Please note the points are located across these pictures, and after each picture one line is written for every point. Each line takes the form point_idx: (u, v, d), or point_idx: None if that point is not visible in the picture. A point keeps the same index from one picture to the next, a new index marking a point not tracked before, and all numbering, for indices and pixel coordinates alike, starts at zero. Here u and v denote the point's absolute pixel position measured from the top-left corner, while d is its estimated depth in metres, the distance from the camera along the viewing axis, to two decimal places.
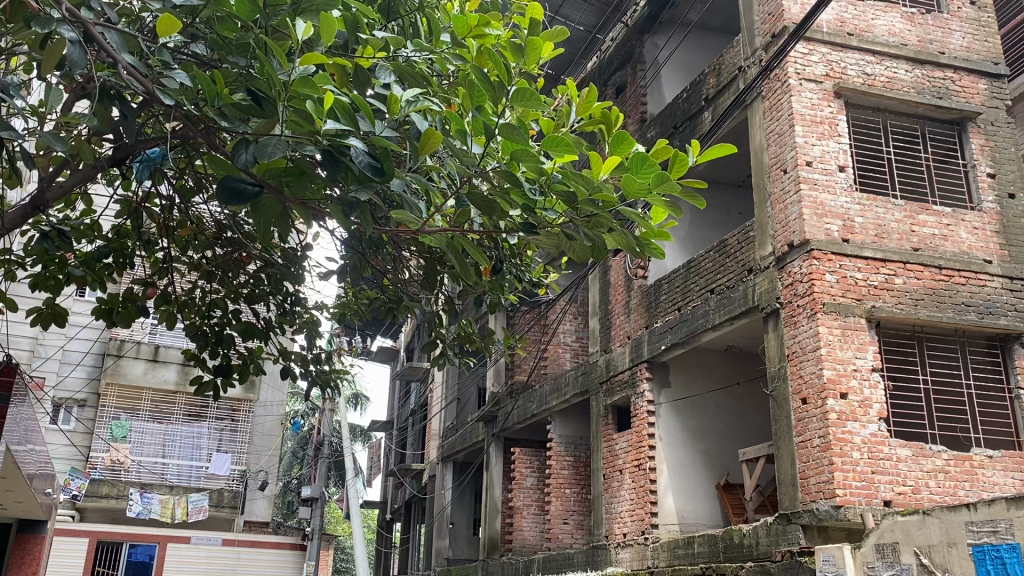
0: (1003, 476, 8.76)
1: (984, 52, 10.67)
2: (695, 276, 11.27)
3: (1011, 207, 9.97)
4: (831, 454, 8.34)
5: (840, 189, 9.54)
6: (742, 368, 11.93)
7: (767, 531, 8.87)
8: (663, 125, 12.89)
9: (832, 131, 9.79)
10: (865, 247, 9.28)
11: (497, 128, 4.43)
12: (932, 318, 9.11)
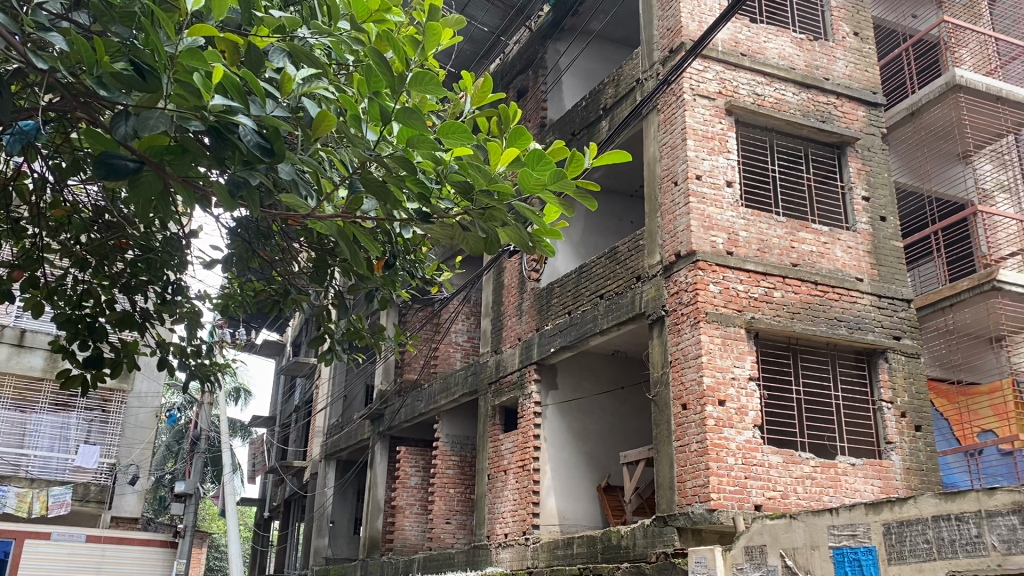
0: (864, 483, 9.26)
1: (864, 81, 11.26)
2: (586, 281, 11.46)
3: (882, 229, 10.56)
4: (707, 459, 8.62)
5: (727, 204, 9.87)
6: (626, 374, 12.25)
7: (643, 533, 9.11)
8: (562, 131, 13.05)
9: (722, 147, 10.13)
10: (747, 261, 9.64)
11: (394, 114, 4.39)
12: (807, 331, 9.54)
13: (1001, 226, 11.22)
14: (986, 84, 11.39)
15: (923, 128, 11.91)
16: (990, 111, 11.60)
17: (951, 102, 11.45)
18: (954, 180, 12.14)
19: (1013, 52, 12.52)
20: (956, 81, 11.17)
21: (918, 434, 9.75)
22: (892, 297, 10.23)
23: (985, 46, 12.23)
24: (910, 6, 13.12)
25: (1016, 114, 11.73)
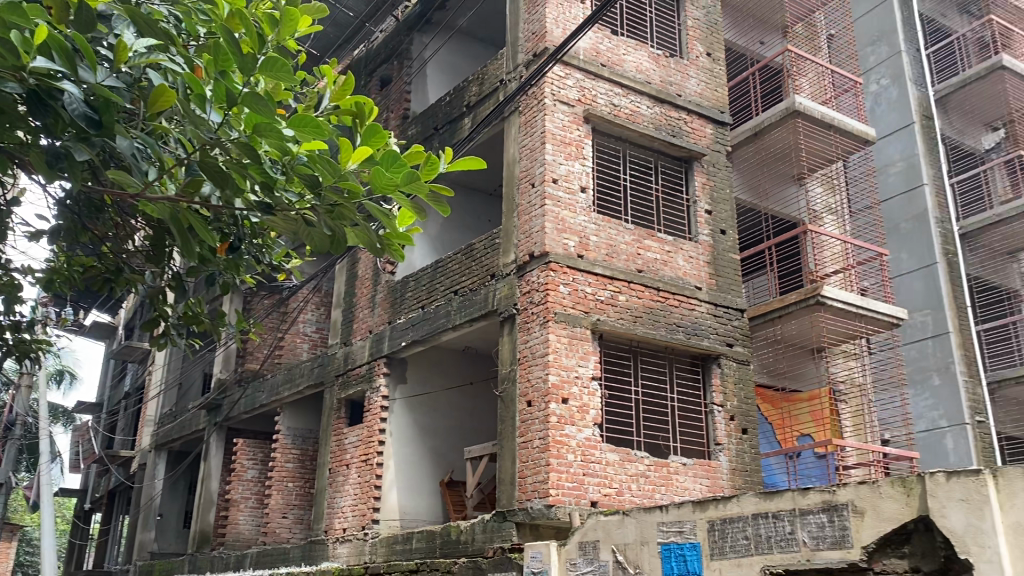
0: (692, 481, 9.72)
1: (713, 100, 11.82)
2: (441, 276, 11.43)
3: (721, 242, 11.12)
4: (548, 455, 8.81)
5: (580, 208, 10.11)
6: (475, 370, 12.33)
7: (482, 529, 9.20)
8: (423, 125, 12.98)
9: (578, 153, 10.38)
10: (596, 265, 9.91)
11: (242, 98, 4.23)
12: (648, 335, 9.91)
13: (827, 246, 12.30)
14: (821, 112, 11.99)
15: (764, 150, 12.46)
16: (823, 138, 12.27)
17: (789, 127, 12.00)
18: (788, 201, 13.00)
19: (845, 85, 13.50)
20: (794, 109, 11.70)
21: (744, 436, 10.32)
22: (727, 306, 10.80)
23: (821, 78, 13.13)
24: (758, 33, 13.90)
25: (847, 141, 12.45)
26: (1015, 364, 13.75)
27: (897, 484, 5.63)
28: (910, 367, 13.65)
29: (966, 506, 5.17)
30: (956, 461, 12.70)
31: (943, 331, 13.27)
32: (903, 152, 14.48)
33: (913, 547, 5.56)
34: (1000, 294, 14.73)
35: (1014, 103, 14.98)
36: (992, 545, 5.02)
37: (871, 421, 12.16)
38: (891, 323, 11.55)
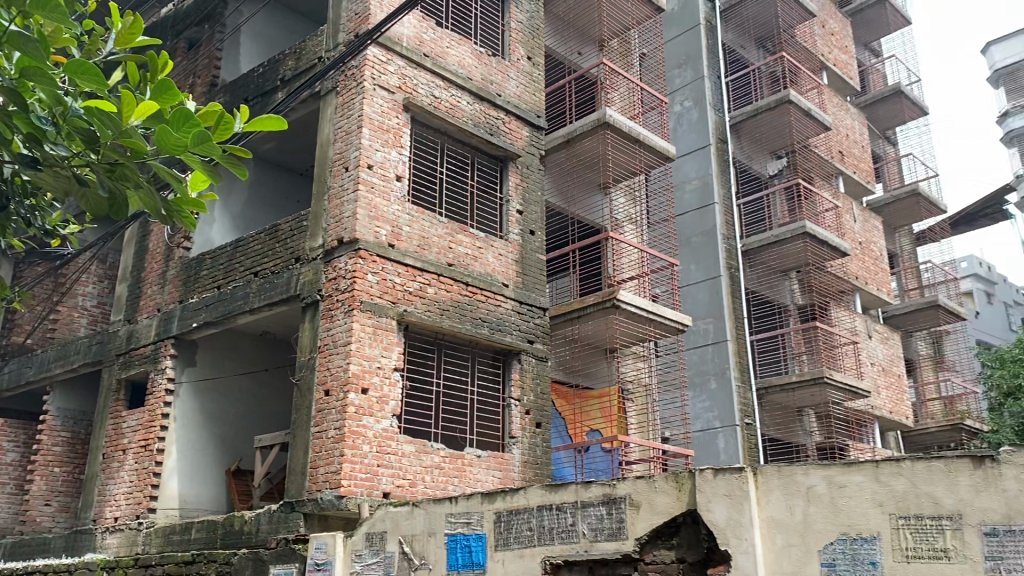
0: (485, 474, 9.89)
1: (532, 103, 12.07)
2: (241, 256, 10.93)
3: (530, 242, 11.37)
4: (343, 445, 8.65)
5: (394, 197, 10.01)
6: (273, 355, 11.92)
7: (269, 519, 9.00)
8: (233, 95, 12.36)
9: (395, 141, 10.27)
10: (406, 255, 9.83)
11: (7, 33, 4.38)
12: (453, 329, 9.96)
13: (625, 253, 12.96)
14: (629, 127, 12.49)
15: (574, 156, 12.85)
16: (629, 151, 12.80)
17: (599, 138, 12.42)
18: (594, 207, 13.51)
19: (652, 103, 14.27)
20: (605, 121, 12.11)
21: (538, 430, 10.62)
22: (531, 305, 11.07)
23: (631, 94, 13.74)
24: (577, 43, 14.28)
25: (651, 157, 13.06)
26: (780, 371, 15.16)
27: (671, 479, 6.33)
28: (691, 370, 14.71)
29: (729, 501, 5.98)
30: (725, 459, 13.83)
31: (722, 339, 14.40)
32: (698, 171, 15.48)
33: (680, 538, 6.25)
34: (772, 309, 16.03)
35: (795, 136, 16.44)
36: (748, 538, 5.85)
37: (654, 418, 12.84)
38: (678, 328, 12.24)
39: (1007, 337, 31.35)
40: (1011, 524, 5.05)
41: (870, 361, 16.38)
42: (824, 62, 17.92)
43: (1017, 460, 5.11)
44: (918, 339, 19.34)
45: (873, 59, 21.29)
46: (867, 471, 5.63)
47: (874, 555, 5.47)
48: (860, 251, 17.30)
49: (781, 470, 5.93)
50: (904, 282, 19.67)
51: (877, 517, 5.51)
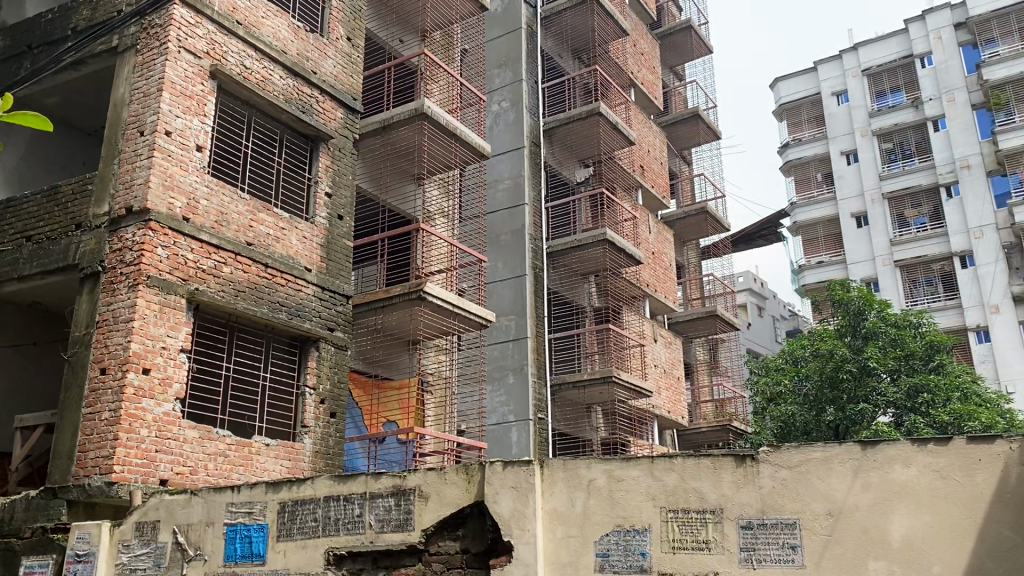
0: (274, 463, 9.55)
1: (348, 85, 11.78)
2: (11, 218, 9.95)
3: (337, 226, 11.10)
4: (117, 429, 8.06)
5: (192, 167, 9.44)
6: (41, 330, 10.97)
7: (24, 506, 8.33)
8: (14, 40, 11.18)
9: (198, 109, 9.68)
10: (202, 230, 9.29)
11: None
12: (248, 311, 9.53)
13: (435, 246, 12.86)
14: (445, 120, 12.39)
15: (389, 145, 12.59)
16: (445, 144, 12.71)
17: (416, 127, 12.23)
18: (406, 198, 13.31)
19: (470, 100, 14.38)
20: (422, 111, 11.95)
21: (331, 420, 10.42)
22: (333, 291, 10.81)
23: (451, 88, 13.70)
24: (398, 31, 14.11)
25: (466, 152, 13.05)
26: (573, 369, 15.81)
27: (461, 471, 6.75)
28: (490, 365, 15.02)
29: (515, 493, 6.49)
30: (516, 453, 14.26)
31: (523, 336, 14.81)
32: (511, 171, 15.80)
33: (466, 530, 6.67)
34: (570, 309, 16.56)
35: (603, 147, 17.15)
36: (530, 529, 6.37)
37: (452, 411, 12.83)
38: (481, 323, 12.42)
39: (773, 348, 34.37)
40: (762, 517, 5.86)
41: (654, 363, 17.32)
42: (633, 79, 18.83)
43: (772, 460, 5.93)
44: (698, 345, 20.79)
45: (677, 81, 22.65)
46: (643, 466, 6.31)
47: (644, 546, 6.13)
48: (652, 260, 18.30)
49: (566, 464, 6.53)
50: (689, 292, 21.10)
51: (649, 511, 6.18)
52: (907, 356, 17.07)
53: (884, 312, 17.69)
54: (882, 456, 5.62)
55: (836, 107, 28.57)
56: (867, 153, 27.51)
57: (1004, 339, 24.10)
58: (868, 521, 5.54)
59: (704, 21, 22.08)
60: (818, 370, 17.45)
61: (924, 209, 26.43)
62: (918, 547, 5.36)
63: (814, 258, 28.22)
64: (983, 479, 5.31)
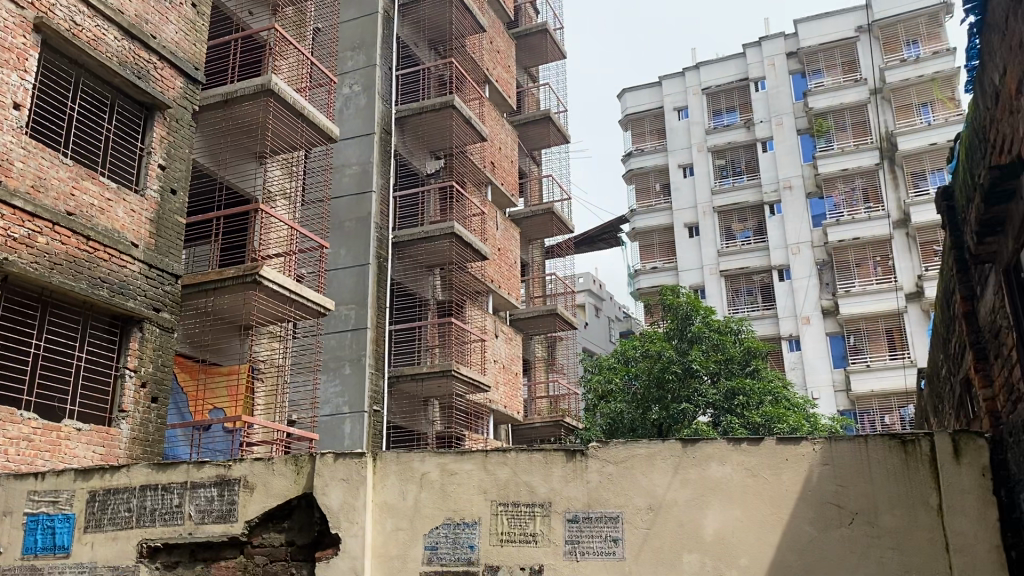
0: (84, 449, 8.92)
1: (190, 54, 11.16)
2: None
3: (169, 201, 10.50)
4: None
5: (8, 126, 8.63)
6: None
7: None
8: None
9: (19, 64, 8.86)
10: (15, 196, 8.53)
11: None
12: (64, 286, 8.82)
13: (275, 229, 12.36)
14: (294, 99, 12.03)
15: (231, 120, 12.01)
16: (291, 124, 12.30)
17: (261, 104, 11.76)
18: (245, 175, 12.71)
19: (321, 81, 13.97)
20: (269, 88, 11.50)
21: (152, 405, 9.85)
22: (161, 270, 10.20)
23: (300, 66, 13.22)
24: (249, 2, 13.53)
25: (313, 134, 12.69)
26: (412, 361, 15.73)
27: (290, 463, 6.83)
28: (326, 354, 14.76)
29: (345, 486, 6.64)
30: (349, 444, 14.09)
31: (362, 326, 14.63)
32: (359, 157, 15.53)
33: (292, 522, 6.77)
34: (413, 301, 16.56)
35: (455, 141, 17.15)
36: (358, 522, 6.54)
37: (284, 401, 12.34)
38: (319, 311, 12.10)
39: (606, 348, 35.64)
40: (588, 511, 6.30)
41: (493, 358, 17.48)
42: (488, 76, 18.94)
43: (601, 455, 6.39)
44: (537, 342, 21.26)
45: (530, 82, 22.99)
46: (477, 460, 6.60)
47: (472, 539, 6.45)
48: (497, 256, 18.46)
49: (399, 457, 6.73)
50: (531, 290, 21.53)
51: (480, 504, 6.50)
52: (726, 360, 18.15)
53: (709, 317, 18.67)
54: (701, 454, 6.23)
55: (677, 122, 29.84)
56: (702, 167, 28.96)
57: (812, 348, 26.14)
58: (685, 515, 6.15)
59: (559, 25, 22.51)
60: (646, 369, 18.28)
61: (749, 223, 28.19)
62: (727, 540, 6.03)
63: (649, 264, 29.32)
64: (787, 479, 6.05)
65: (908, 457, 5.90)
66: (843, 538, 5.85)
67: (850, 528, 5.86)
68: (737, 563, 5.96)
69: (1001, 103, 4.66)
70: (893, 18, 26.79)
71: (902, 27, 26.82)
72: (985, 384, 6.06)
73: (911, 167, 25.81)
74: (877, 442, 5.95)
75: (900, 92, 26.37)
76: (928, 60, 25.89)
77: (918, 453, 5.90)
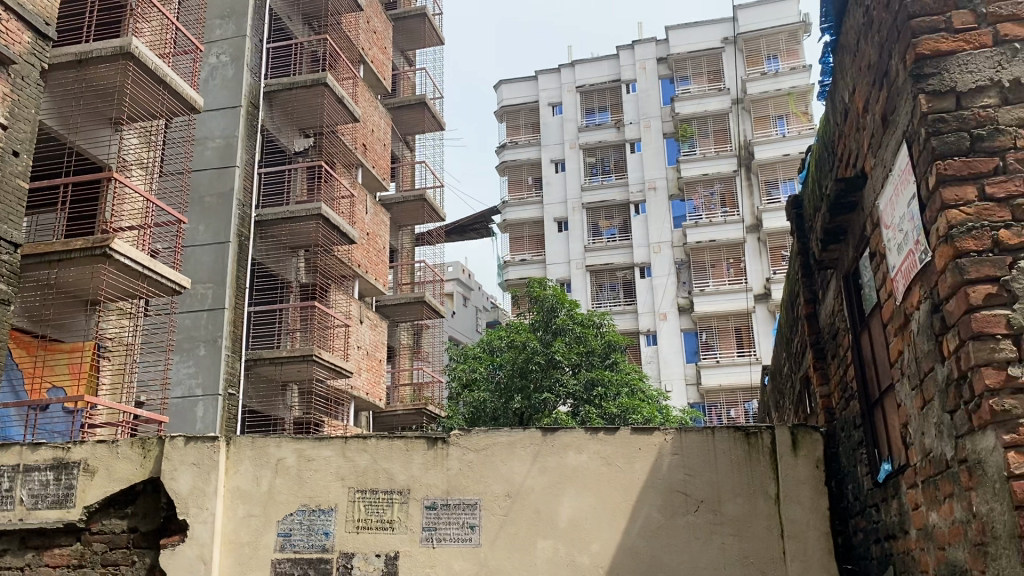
0: None
1: (40, 7, 10.38)
2: None
3: (10, 163, 9.72)
4: None
5: None
6: None
7: None
8: None
9: None
10: None
11: None
12: None
13: (128, 200, 11.61)
14: (156, 64, 11.43)
15: (85, 81, 11.24)
16: (151, 91, 11.68)
17: (119, 68, 11.11)
18: (98, 142, 11.76)
19: (186, 48, 13.30)
20: (130, 51, 10.89)
21: None
22: None
23: (165, 30, 12.48)
24: None
25: (174, 103, 12.11)
26: (272, 345, 15.26)
27: (137, 446, 6.58)
28: (180, 334, 14.18)
29: (196, 471, 6.42)
30: (201, 428, 13.65)
31: (219, 306, 14.12)
32: (223, 130, 14.93)
33: (136, 508, 6.51)
34: (276, 283, 15.99)
35: (326, 120, 16.74)
36: (208, 508, 6.35)
37: (131, 381, 11.58)
38: (174, 288, 11.60)
39: (473, 337, 35.78)
40: (447, 498, 6.32)
41: (356, 345, 17.20)
42: (363, 57, 18.58)
43: (462, 443, 6.43)
44: (403, 329, 21.11)
45: (407, 67, 22.74)
46: (336, 446, 6.50)
47: (328, 526, 6.35)
48: (366, 241, 18.19)
49: (254, 442, 6.56)
50: (400, 276, 21.34)
51: (337, 491, 6.41)
52: (587, 352, 18.57)
53: (573, 310, 19.05)
54: (559, 442, 6.37)
55: (551, 117, 30.23)
56: (573, 164, 29.48)
57: (667, 343, 27.18)
58: (542, 502, 6.27)
59: (438, 12, 22.36)
60: (510, 360, 18.50)
61: (615, 221, 28.96)
62: (580, 526, 6.20)
63: (517, 256, 29.51)
64: (639, 468, 6.26)
65: (751, 449, 6.25)
66: (689, 524, 6.13)
67: (696, 515, 6.14)
68: (588, 549, 6.15)
69: (849, 119, 4.99)
70: (757, 32, 28.14)
71: (764, 42, 28.20)
72: (823, 382, 6.49)
73: (766, 175, 27.23)
74: (723, 434, 6.25)
75: (760, 104, 27.72)
76: (786, 75, 27.35)
77: (760, 445, 6.25)
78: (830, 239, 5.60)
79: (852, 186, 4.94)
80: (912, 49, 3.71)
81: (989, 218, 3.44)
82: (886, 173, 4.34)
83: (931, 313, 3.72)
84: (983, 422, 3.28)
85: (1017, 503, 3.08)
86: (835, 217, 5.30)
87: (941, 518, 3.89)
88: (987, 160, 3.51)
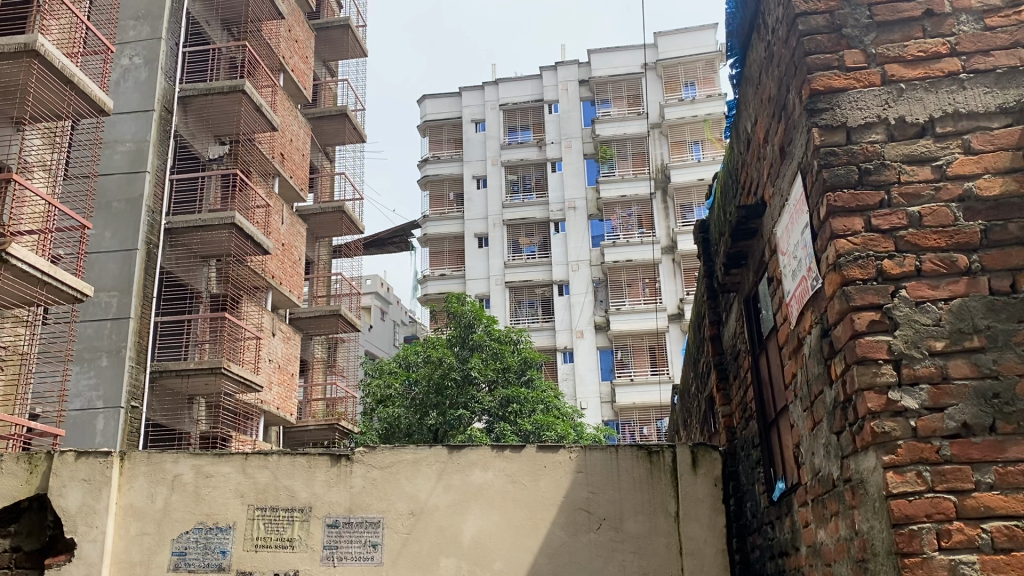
0: None
1: None
2: None
3: None
4: None
5: None
6: None
7: None
8: None
9: None
10: None
11: None
12: None
13: (29, 203, 10.98)
14: (64, 64, 10.96)
15: None
16: (56, 91, 11.22)
17: (23, 65, 10.65)
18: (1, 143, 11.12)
19: (96, 48, 12.80)
20: (35, 48, 10.45)
21: None
22: None
23: (75, 30, 11.90)
24: None
25: (81, 103, 11.68)
26: (178, 357, 14.81)
27: (22, 461, 6.33)
28: (81, 344, 13.69)
29: (86, 487, 6.22)
30: (99, 442, 13.14)
31: (123, 315, 13.69)
32: (134, 134, 14.51)
33: (20, 526, 6.28)
34: (185, 293, 15.48)
35: (242, 127, 16.38)
36: (98, 526, 6.14)
37: (25, 391, 10.78)
38: (74, 296, 11.18)
39: (389, 351, 35.48)
40: (349, 516, 6.23)
41: (268, 358, 16.87)
42: (284, 65, 18.31)
43: (366, 460, 6.35)
44: (316, 342, 20.77)
45: (329, 76, 22.53)
46: (236, 463, 6.36)
47: (225, 544, 6.20)
48: (281, 252, 17.88)
49: (150, 458, 6.37)
50: (315, 288, 21.04)
51: (236, 508, 6.27)
52: (503, 369, 18.60)
53: (490, 327, 19.12)
54: (465, 460, 6.37)
55: (474, 134, 30.21)
56: (495, 180, 29.56)
57: (583, 361, 27.44)
58: (445, 520, 6.25)
59: (362, 24, 22.31)
60: (426, 376, 18.39)
61: (535, 238, 29.13)
62: (483, 544, 6.21)
63: (437, 270, 29.23)
64: (543, 485, 6.32)
65: (653, 467, 6.37)
66: (591, 542, 6.19)
67: (598, 533, 6.21)
68: (492, 567, 6.16)
69: (751, 148, 5.15)
70: (676, 59, 28.90)
71: (683, 69, 28.97)
72: (725, 402, 6.65)
73: (681, 200, 28.18)
74: (626, 452, 6.37)
75: (677, 129, 28.50)
76: (704, 102, 28.24)
77: (661, 463, 6.39)
78: (733, 264, 5.77)
79: (752, 213, 5.10)
80: (807, 84, 3.88)
81: (873, 248, 3.59)
82: (783, 202, 4.50)
83: (821, 337, 3.87)
84: (865, 443, 3.42)
85: (894, 521, 3.22)
86: (737, 242, 5.46)
87: (828, 536, 4.01)
88: (874, 193, 3.67)
